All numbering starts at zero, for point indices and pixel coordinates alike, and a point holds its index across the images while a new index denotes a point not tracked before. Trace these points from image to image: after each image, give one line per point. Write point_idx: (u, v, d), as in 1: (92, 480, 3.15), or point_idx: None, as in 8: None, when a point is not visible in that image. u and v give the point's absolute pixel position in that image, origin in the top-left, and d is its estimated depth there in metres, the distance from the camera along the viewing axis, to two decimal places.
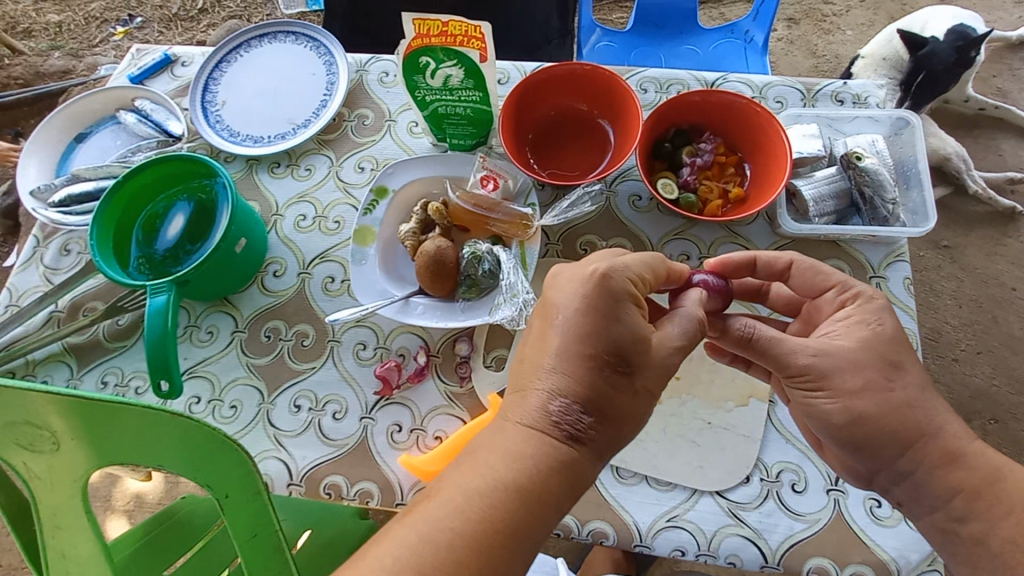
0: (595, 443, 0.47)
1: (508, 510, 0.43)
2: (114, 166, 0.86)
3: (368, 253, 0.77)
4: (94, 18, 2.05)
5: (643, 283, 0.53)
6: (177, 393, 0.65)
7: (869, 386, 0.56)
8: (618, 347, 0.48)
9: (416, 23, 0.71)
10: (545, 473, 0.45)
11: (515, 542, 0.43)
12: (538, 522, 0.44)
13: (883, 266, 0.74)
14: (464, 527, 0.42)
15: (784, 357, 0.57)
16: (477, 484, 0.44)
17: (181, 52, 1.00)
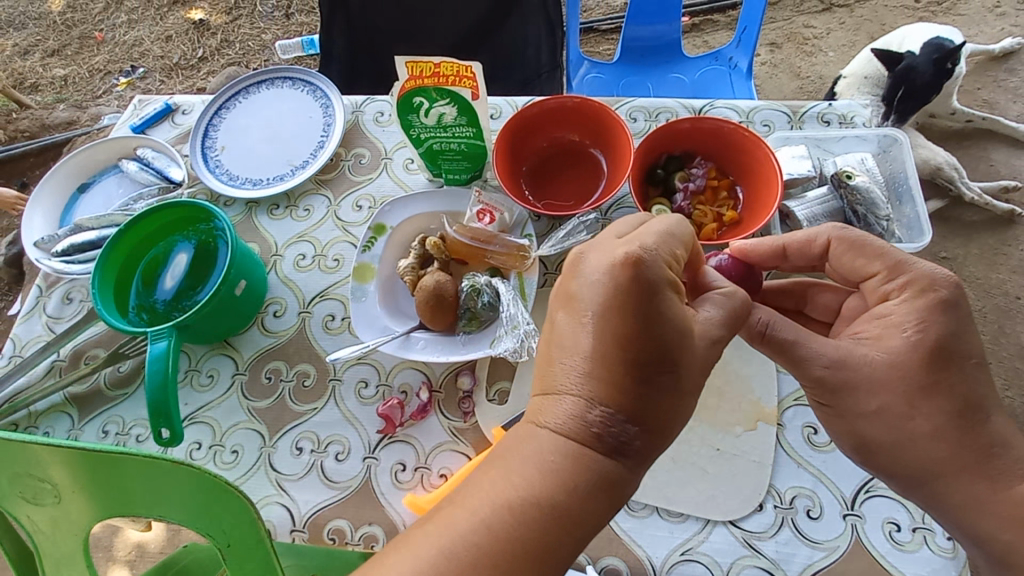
0: (640, 445, 0.42)
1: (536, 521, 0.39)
2: (116, 214, 0.88)
3: (368, 290, 0.78)
4: (98, 70, 2.12)
5: (677, 264, 0.46)
6: (178, 439, 0.64)
7: (892, 409, 0.54)
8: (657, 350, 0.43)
9: (408, 66, 0.73)
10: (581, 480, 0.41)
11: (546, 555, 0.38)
12: (578, 536, 0.40)
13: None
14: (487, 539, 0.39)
15: (801, 360, 0.56)
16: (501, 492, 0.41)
17: (182, 101, 1.03)
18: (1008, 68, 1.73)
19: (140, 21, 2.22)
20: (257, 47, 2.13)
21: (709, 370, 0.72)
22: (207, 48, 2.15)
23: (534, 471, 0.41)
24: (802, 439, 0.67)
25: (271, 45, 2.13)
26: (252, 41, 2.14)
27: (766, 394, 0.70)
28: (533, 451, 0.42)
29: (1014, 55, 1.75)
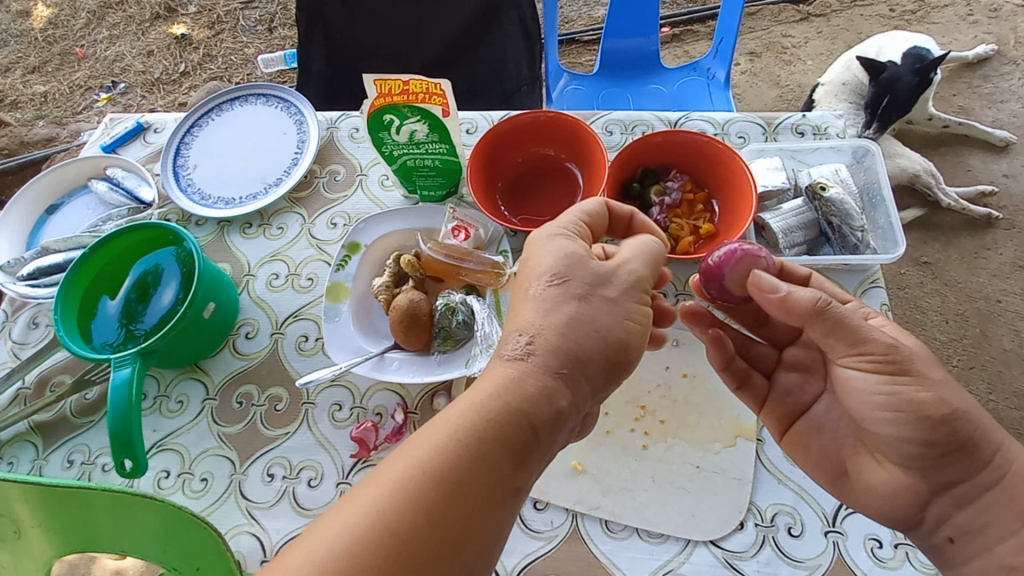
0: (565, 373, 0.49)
1: (493, 438, 0.44)
2: (84, 236, 0.86)
3: (342, 310, 0.76)
4: (78, 86, 2.10)
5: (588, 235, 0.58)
6: (141, 471, 0.62)
7: None
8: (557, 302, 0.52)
9: (377, 84, 0.73)
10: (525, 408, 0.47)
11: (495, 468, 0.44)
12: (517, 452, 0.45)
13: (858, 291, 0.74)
14: (462, 451, 0.43)
15: (862, 331, 0.56)
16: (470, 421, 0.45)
17: (153, 119, 1.01)
18: (982, 74, 1.76)
19: (121, 37, 2.20)
20: (239, 61, 2.12)
21: (688, 386, 0.71)
22: (189, 62, 2.13)
23: (483, 422, 0.45)
24: (783, 455, 0.66)
25: (253, 59, 2.12)
26: (234, 56, 2.13)
27: (746, 409, 0.69)
28: (483, 402, 0.46)
29: (988, 62, 1.78)
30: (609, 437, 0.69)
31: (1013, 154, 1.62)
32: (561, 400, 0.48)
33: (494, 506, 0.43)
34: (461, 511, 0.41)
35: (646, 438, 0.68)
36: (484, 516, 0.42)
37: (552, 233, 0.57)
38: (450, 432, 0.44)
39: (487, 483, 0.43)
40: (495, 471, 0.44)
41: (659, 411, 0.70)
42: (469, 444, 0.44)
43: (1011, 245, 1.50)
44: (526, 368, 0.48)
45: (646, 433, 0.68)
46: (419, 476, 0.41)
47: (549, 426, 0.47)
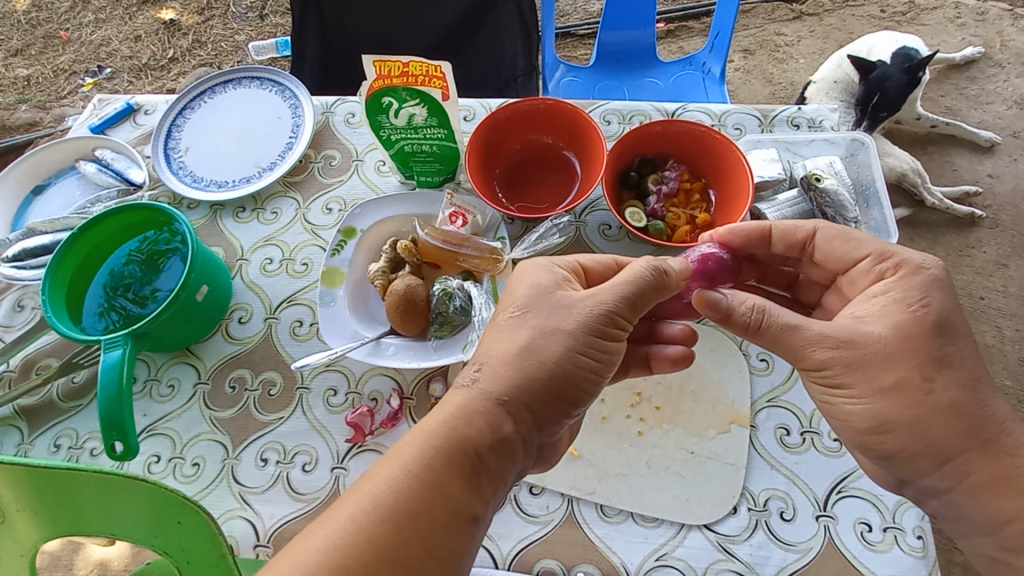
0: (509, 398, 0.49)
1: (439, 465, 0.45)
2: (71, 217, 0.84)
3: (337, 295, 0.75)
4: (62, 70, 2.05)
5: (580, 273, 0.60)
6: (133, 453, 0.61)
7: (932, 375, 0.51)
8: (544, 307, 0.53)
9: (376, 65, 0.72)
10: (473, 433, 0.47)
11: (443, 490, 0.44)
12: (473, 477, 0.46)
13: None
14: (416, 481, 0.44)
15: (798, 351, 0.55)
16: (417, 451, 0.45)
17: (144, 100, 0.99)
18: (969, 76, 1.79)
19: (107, 20, 2.15)
20: (230, 48, 2.08)
21: (683, 373, 0.72)
22: (177, 48, 2.09)
23: (435, 452, 0.45)
24: (776, 441, 0.67)
25: (244, 46, 2.08)
26: (225, 42, 2.09)
27: (740, 396, 0.70)
28: (433, 430, 0.47)
29: (976, 64, 1.81)
30: (606, 424, 0.69)
31: (998, 155, 1.65)
32: (506, 426, 0.48)
33: (451, 534, 0.43)
34: (416, 542, 0.41)
35: (641, 424, 0.69)
36: (442, 544, 0.42)
37: (540, 267, 0.58)
38: (400, 463, 0.44)
39: (442, 511, 0.43)
40: (449, 499, 0.44)
41: (654, 397, 0.70)
42: (418, 474, 0.44)
43: (995, 243, 1.53)
44: (470, 395, 0.50)
45: (642, 420, 0.69)
46: (374, 510, 0.42)
47: (497, 451, 0.48)
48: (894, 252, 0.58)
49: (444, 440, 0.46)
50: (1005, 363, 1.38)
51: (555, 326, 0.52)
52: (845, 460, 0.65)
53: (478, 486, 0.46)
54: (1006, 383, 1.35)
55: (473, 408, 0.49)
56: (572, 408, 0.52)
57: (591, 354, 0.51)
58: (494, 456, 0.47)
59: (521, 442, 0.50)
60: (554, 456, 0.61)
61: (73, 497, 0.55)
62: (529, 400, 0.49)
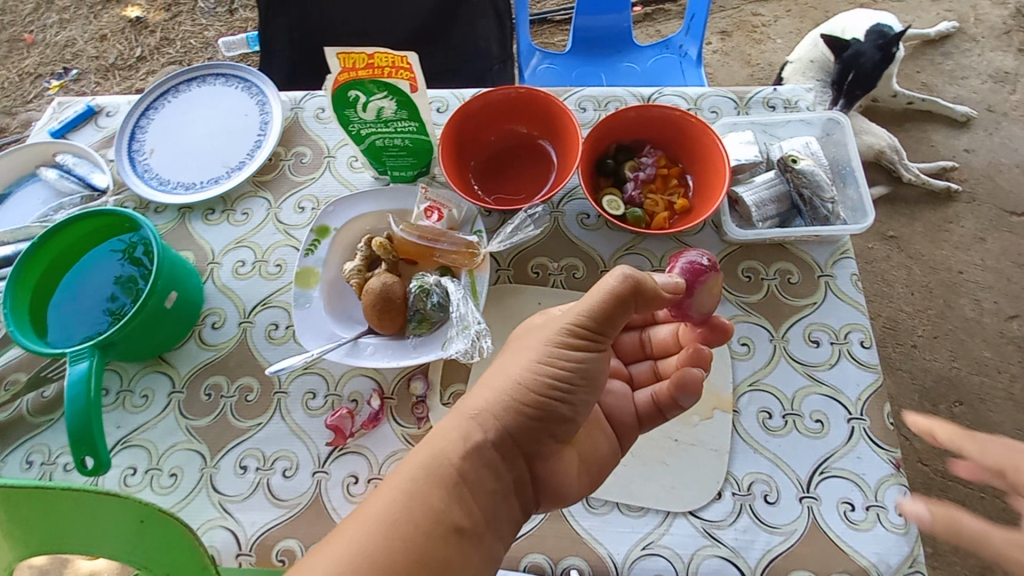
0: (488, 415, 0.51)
1: (417, 480, 0.46)
2: (33, 226, 0.81)
3: (312, 296, 0.74)
4: (26, 74, 1.98)
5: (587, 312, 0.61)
6: (104, 468, 0.60)
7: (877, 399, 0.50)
8: (525, 340, 0.57)
9: (340, 57, 0.69)
10: (455, 450, 0.49)
11: (424, 502, 0.45)
12: (457, 489, 0.47)
13: (783, 331, 0.72)
14: (405, 495, 0.45)
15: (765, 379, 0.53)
16: (398, 467, 0.48)
17: (105, 102, 0.96)
18: (943, 51, 1.80)
19: (71, 20, 2.08)
20: (199, 45, 2.02)
21: None
22: (145, 46, 2.03)
23: (418, 465, 0.47)
24: (758, 425, 0.67)
25: (214, 42, 2.03)
26: (193, 39, 2.03)
27: (722, 381, 0.69)
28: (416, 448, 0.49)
29: (950, 39, 1.81)
30: None
31: (973, 129, 1.66)
32: (476, 435, 0.50)
33: (440, 545, 0.43)
34: (398, 551, 0.42)
35: None
36: (427, 554, 0.43)
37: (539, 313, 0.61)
38: (387, 482, 0.47)
39: (425, 521, 0.44)
40: (430, 508, 0.45)
41: None
42: (401, 487, 0.46)
43: (972, 217, 1.55)
44: (453, 415, 0.52)
45: None
46: (369, 525, 0.43)
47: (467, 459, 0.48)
48: None
49: (423, 456, 0.48)
50: (984, 336, 1.41)
51: (524, 348, 0.55)
52: (828, 440, 0.66)
53: (460, 496, 0.46)
54: (985, 355, 1.38)
55: (452, 424, 0.51)
56: (549, 420, 0.52)
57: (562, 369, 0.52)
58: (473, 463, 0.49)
59: (499, 454, 0.50)
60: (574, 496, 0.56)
61: (41, 518, 0.54)
62: (498, 412, 0.51)
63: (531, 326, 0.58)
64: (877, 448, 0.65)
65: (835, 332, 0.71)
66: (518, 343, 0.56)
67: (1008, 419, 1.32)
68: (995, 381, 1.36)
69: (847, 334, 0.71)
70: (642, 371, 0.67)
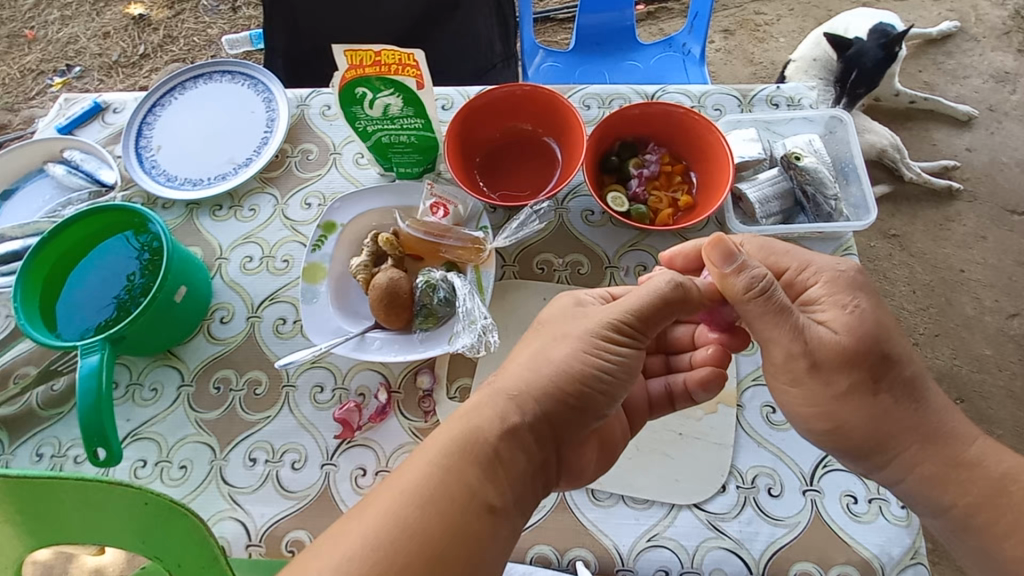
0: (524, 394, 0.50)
1: (451, 456, 0.45)
2: (42, 222, 0.82)
3: (319, 291, 0.74)
4: (30, 71, 1.99)
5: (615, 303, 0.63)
6: (116, 459, 0.61)
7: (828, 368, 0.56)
8: (561, 326, 0.56)
9: (347, 55, 0.70)
10: (492, 427, 0.47)
11: (459, 477, 0.44)
12: (493, 469, 0.46)
13: None
14: (439, 471, 0.45)
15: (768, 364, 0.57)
16: (430, 443, 0.47)
17: (112, 99, 0.96)
18: (945, 50, 1.80)
19: (75, 18, 2.09)
20: (203, 42, 2.03)
21: None
22: (149, 44, 2.04)
23: (454, 440, 0.46)
24: (762, 419, 0.68)
25: (218, 40, 2.03)
26: (196, 37, 2.04)
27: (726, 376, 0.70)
28: (450, 423, 0.48)
29: (952, 38, 1.82)
30: None
31: (974, 128, 1.67)
32: (514, 416, 0.49)
33: (474, 522, 0.43)
34: (433, 526, 0.42)
35: None
36: (460, 531, 0.42)
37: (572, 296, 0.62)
38: (420, 457, 0.46)
39: (461, 497, 0.43)
40: (465, 484, 0.44)
41: None
42: (436, 461, 0.45)
43: (974, 215, 1.55)
44: (486, 394, 0.51)
45: None
46: (403, 497, 0.43)
47: (504, 435, 0.47)
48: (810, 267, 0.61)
49: (459, 430, 0.47)
50: (985, 333, 1.41)
51: (563, 334, 0.55)
52: None
53: (495, 475, 0.46)
54: (985, 352, 1.39)
55: (486, 401, 0.50)
56: (586, 409, 0.52)
57: (597, 355, 0.52)
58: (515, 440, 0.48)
59: (534, 437, 0.49)
60: (594, 474, 0.57)
61: (56, 508, 0.55)
62: (537, 395, 0.50)
63: (568, 311, 0.59)
64: None
65: None
66: (555, 328, 0.57)
67: (1008, 416, 1.33)
68: (996, 378, 1.36)
69: None
70: (655, 362, 0.67)
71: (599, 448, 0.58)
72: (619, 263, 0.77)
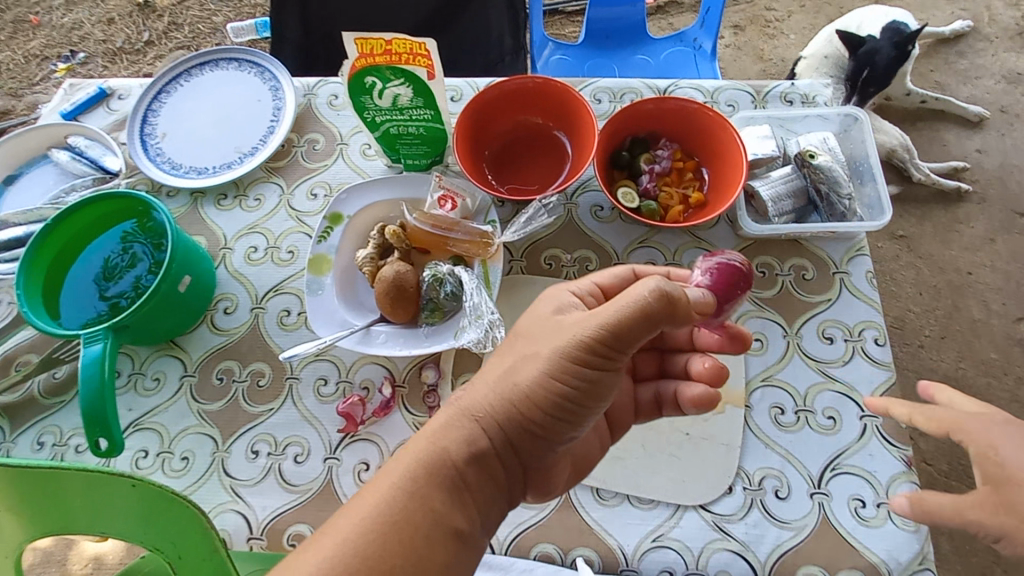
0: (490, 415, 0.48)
1: (414, 478, 0.45)
2: (45, 208, 0.81)
3: (325, 283, 0.74)
4: (34, 56, 1.97)
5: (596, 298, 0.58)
6: (118, 449, 0.60)
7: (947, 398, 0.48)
8: (532, 341, 0.51)
9: (358, 43, 0.69)
10: (456, 452, 0.47)
11: (422, 501, 0.44)
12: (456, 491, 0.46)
13: (797, 327, 0.71)
14: (403, 492, 0.44)
15: None
16: (393, 464, 0.46)
17: (117, 84, 0.95)
18: (958, 50, 1.78)
19: (79, 3, 2.07)
20: (207, 30, 2.01)
21: None
22: (153, 31, 2.02)
23: (418, 463, 0.45)
24: (770, 420, 0.67)
25: (223, 27, 2.01)
26: (201, 24, 2.02)
27: (735, 376, 0.69)
28: (415, 442, 0.47)
29: (965, 38, 1.79)
30: None
31: (986, 130, 1.65)
32: (481, 441, 0.47)
33: (438, 549, 0.43)
34: (394, 549, 0.41)
35: None
36: (422, 558, 0.42)
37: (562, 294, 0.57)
38: (384, 476, 0.45)
39: (425, 522, 0.43)
40: (429, 509, 0.44)
41: None
42: (399, 484, 0.44)
43: (983, 218, 1.54)
44: (451, 412, 0.49)
45: None
46: (364, 523, 0.42)
47: (468, 462, 0.47)
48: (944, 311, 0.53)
49: (422, 453, 0.46)
50: (991, 337, 1.40)
51: (534, 352, 0.49)
52: (840, 437, 0.65)
53: (458, 498, 0.45)
54: (992, 356, 1.38)
55: (453, 423, 0.48)
56: (552, 436, 0.49)
57: (568, 375, 0.47)
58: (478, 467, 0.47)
59: (499, 461, 0.48)
60: (564, 488, 0.57)
61: (57, 496, 0.54)
62: (502, 420, 0.48)
63: (545, 321, 0.53)
64: (890, 446, 0.65)
65: (849, 329, 0.70)
66: (527, 343, 0.51)
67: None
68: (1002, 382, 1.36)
69: (861, 331, 0.70)
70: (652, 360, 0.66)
71: (571, 466, 0.57)
72: (628, 260, 0.76)
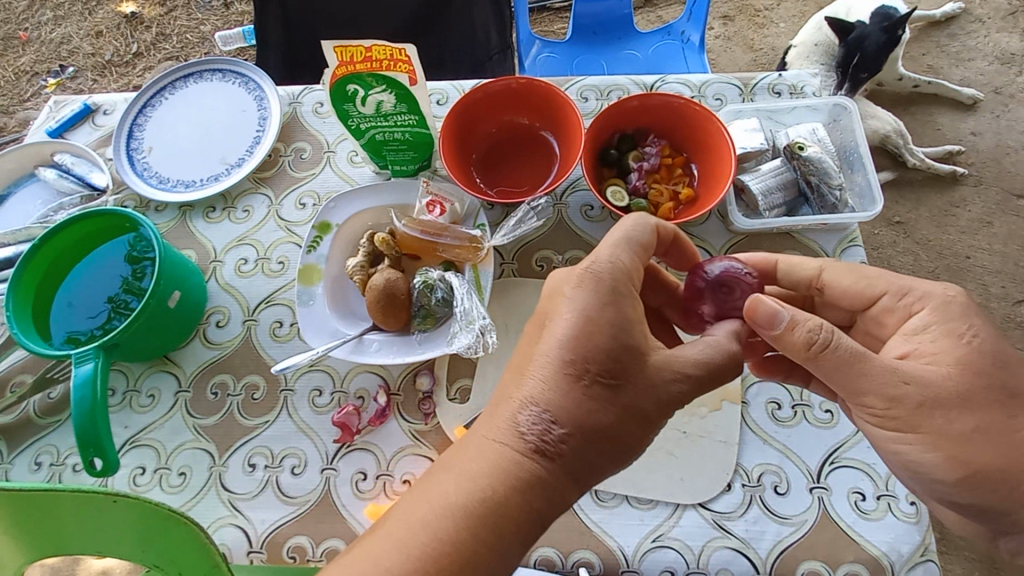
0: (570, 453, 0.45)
1: (485, 523, 0.41)
2: (34, 227, 0.81)
3: (316, 293, 0.73)
4: (23, 72, 1.97)
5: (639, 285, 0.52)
6: (113, 468, 0.59)
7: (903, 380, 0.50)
8: (605, 366, 0.46)
9: (337, 51, 0.68)
10: (531, 496, 0.43)
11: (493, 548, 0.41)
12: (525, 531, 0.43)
13: None
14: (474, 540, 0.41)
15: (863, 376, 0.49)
16: (462, 506, 0.42)
17: (102, 100, 0.95)
18: (949, 33, 1.77)
19: (66, 17, 2.06)
20: (196, 39, 2.00)
21: None
22: (141, 43, 2.01)
23: (493, 508, 0.42)
24: (767, 416, 0.67)
25: (211, 37, 2.01)
26: (190, 34, 2.01)
27: None
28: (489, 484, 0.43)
29: (956, 20, 1.78)
30: None
31: (979, 112, 1.64)
32: (557, 483, 0.44)
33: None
34: None
35: None
36: None
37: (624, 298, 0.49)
38: (452, 519, 0.41)
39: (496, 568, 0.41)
40: (500, 553, 0.41)
41: None
42: (472, 534, 0.41)
43: (979, 201, 1.53)
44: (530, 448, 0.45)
45: None
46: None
47: (531, 484, 0.43)
48: (911, 286, 0.55)
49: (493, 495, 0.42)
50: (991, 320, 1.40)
51: (616, 393, 0.46)
52: (837, 430, 0.65)
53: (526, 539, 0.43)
54: None
55: (530, 461, 0.44)
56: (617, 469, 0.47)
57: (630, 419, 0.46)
58: (551, 467, 0.44)
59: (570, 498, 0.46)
60: None
61: (54, 518, 0.54)
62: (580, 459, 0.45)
63: (628, 348, 0.47)
64: None
65: None
66: (609, 376, 0.46)
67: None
68: None
69: None
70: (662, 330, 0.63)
71: None
72: None
